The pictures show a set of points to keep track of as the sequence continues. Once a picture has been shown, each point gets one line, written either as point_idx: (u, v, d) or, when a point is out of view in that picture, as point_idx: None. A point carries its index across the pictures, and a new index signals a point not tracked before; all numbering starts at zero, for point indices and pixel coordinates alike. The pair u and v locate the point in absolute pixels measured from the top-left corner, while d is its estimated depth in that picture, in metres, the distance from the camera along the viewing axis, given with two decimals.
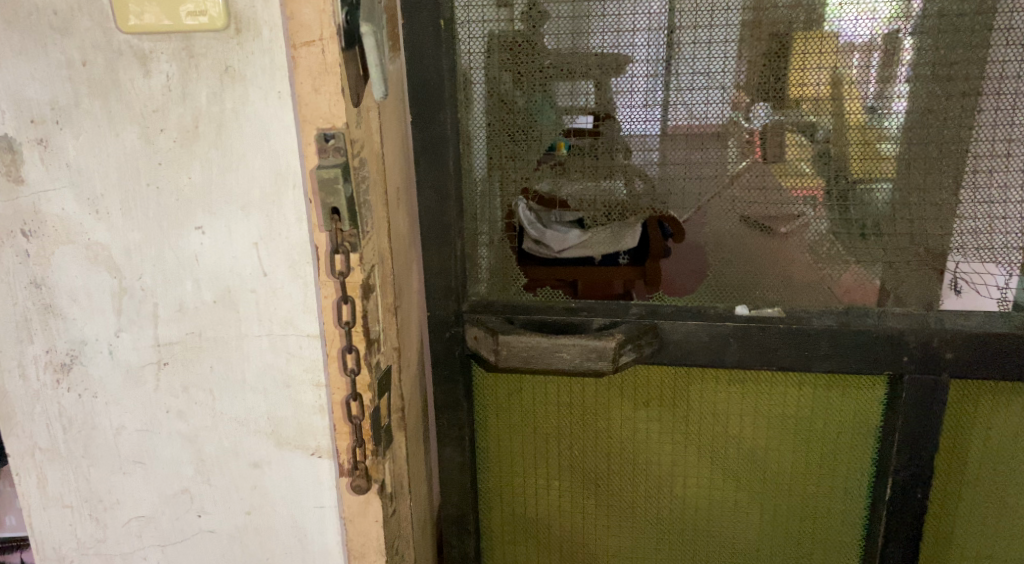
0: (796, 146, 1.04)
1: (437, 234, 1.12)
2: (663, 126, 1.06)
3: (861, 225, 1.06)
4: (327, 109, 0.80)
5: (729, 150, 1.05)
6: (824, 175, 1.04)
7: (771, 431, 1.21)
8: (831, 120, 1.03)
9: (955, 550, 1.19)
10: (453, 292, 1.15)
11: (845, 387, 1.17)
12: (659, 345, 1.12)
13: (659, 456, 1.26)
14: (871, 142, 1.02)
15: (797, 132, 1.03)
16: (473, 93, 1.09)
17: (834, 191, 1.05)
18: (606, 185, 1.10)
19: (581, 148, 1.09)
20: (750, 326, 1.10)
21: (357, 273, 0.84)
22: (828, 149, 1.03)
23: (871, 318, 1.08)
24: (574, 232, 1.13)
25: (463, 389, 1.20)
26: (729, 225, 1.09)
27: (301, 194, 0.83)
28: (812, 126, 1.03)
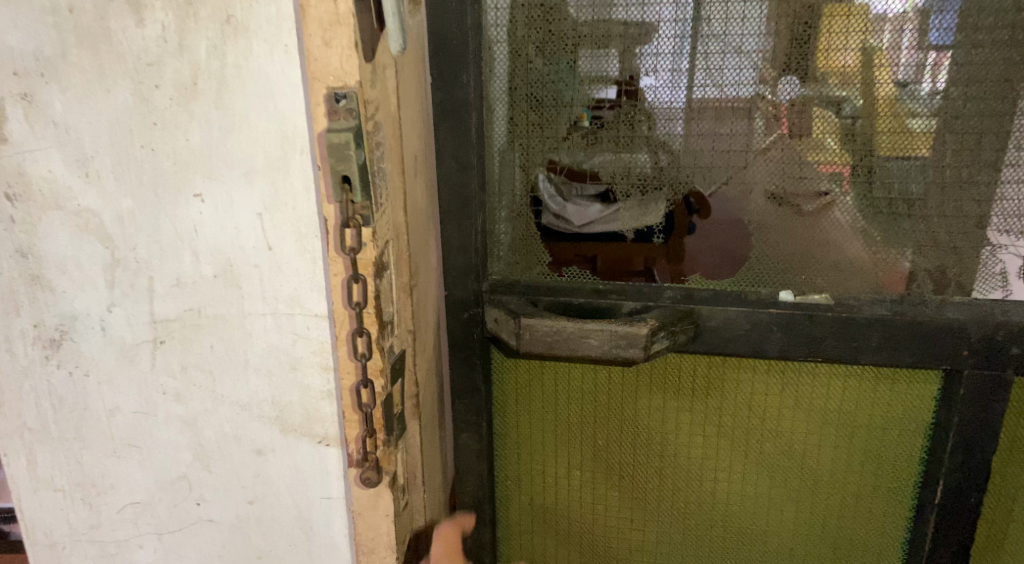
0: (824, 122, 0.96)
1: (458, 208, 1.03)
2: (687, 98, 0.99)
3: (898, 207, 0.98)
4: (338, 65, 0.72)
5: (755, 123, 0.97)
6: (853, 152, 0.96)
7: (811, 426, 1.14)
8: (858, 94, 0.94)
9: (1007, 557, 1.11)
10: (473, 270, 1.07)
11: (895, 382, 1.07)
12: (694, 332, 1.04)
13: (688, 448, 1.19)
14: (900, 118, 0.94)
15: (824, 106, 0.95)
16: (498, 55, 1.01)
17: (860, 168, 0.97)
18: (632, 158, 1.01)
19: (613, 117, 1.01)
20: (796, 314, 1.01)
21: (369, 250, 0.77)
22: (855, 124, 0.95)
23: (929, 308, 0.98)
24: (597, 207, 1.04)
25: (481, 373, 1.13)
26: (763, 204, 1.01)
27: (309, 160, 0.75)
28: (840, 101, 0.95)
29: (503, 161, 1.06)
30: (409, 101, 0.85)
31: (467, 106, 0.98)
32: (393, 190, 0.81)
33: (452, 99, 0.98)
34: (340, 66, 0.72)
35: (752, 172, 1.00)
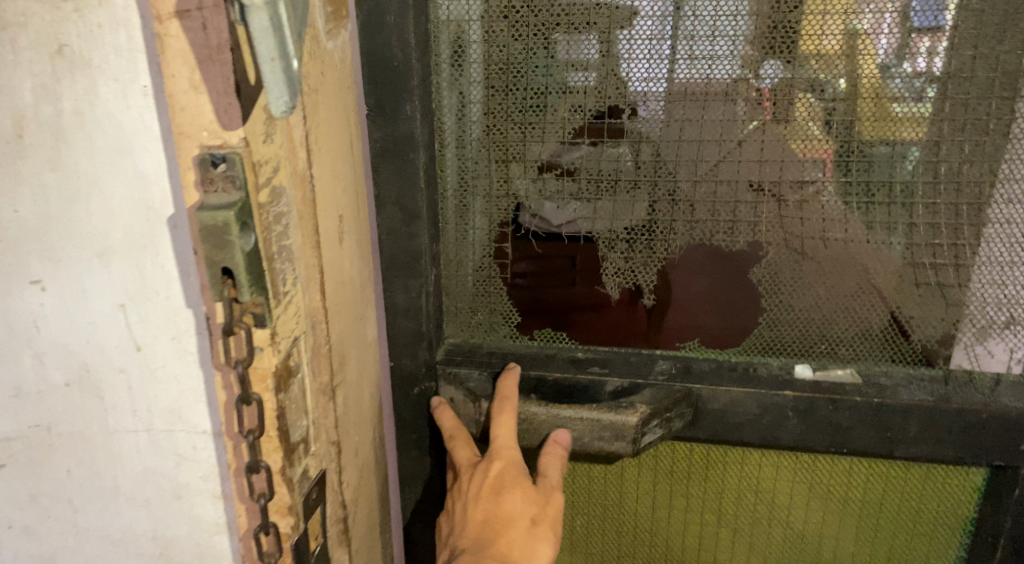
0: (806, 107, 0.79)
1: (403, 264, 0.83)
2: (669, 82, 0.81)
3: (941, 272, 0.81)
4: (212, 117, 0.55)
5: (737, 108, 0.80)
6: (838, 137, 0.79)
7: (827, 517, 0.97)
8: (842, 77, 0.78)
9: None
10: (424, 338, 0.87)
11: (929, 471, 0.91)
12: (694, 416, 0.85)
13: (683, 541, 1.01)
14: (882, 103, 0.78)
15: (808, 92, 0.79)
16: (466, 46, 0.82)
17: (846, 156, 0.80)
18: (611, 151, 0.84)
19: (598, 118, 0.83)
20: (819, 397, 0.82)
21: (269, 359, 0.59)
22: (839, 108, 0.79)
23: (981, 394, 0.81)
24: (572, 204, 0.86)
25: (436, 461, 0.92)
26: (757, 199, 0.83)
27: (179, 283, 0.74)
28: (822, 83, 0.78)
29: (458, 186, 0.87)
30: (331, 143, 0.67)
31: (413, 142, 0.77)
32: (304, 268, 0.63)
33: (392, 135, 0.77)
34: (216, 116, 0.55)
35: (760, 209, 0.83)
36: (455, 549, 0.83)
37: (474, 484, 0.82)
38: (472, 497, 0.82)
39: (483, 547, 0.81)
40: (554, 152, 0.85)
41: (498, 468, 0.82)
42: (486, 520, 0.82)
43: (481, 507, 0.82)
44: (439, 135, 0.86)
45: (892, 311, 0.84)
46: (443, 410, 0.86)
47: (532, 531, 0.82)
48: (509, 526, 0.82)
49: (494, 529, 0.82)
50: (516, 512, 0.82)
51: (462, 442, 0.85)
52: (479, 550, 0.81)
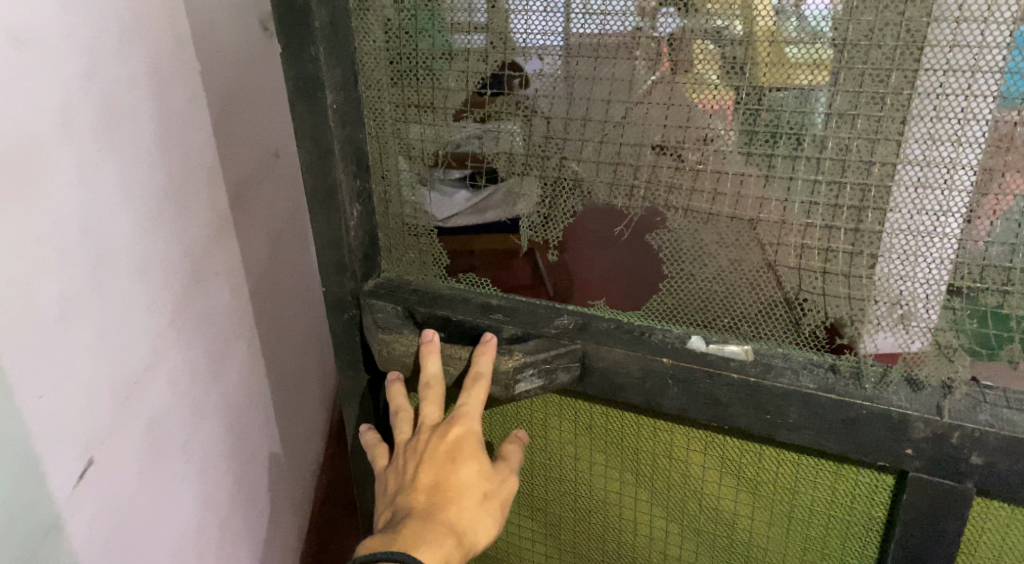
0: (706, 59, 0.72)
1: (322, 198, 0.90)
2: (566, 35, 0.77)
3: (806, 257, 0.75)
4: None
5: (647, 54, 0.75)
6: (738, 87, 0.72)
7: (742, 495, 0.94)
8: (740, 21, 0.70)
9: None
10: (346, 268, 0.94)
11: (839, 469, 0.86)
12: (581, 373, 0.86)
13: (604, 493, 1.03)
14: (781, 54, 0.70)
15: (708, 40, 0.72)
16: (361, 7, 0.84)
17: (745, 109, 0.72)
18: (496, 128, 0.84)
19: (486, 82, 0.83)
20: (696, 370, 0.81)
21: None
22: (739, 56, 0.71)
23: (866, 388, 0.76)
24: (461, 194, 0.90)
25: (368, 380, 1.00)
26: (653, 172, 0.79)
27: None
28: (720, 28, 0.71)
29: (379, 118, 0.90)
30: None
31: (320, 82, 0.83)
32: None
33: (302, 75, 0.83)
34: None
35: (622, 172, 0.80)
36: (399, 509, 0.84)
37: (431, 445, 0.85)
38: (426, 458, 0.85)
39: (433, 512, 0.83)
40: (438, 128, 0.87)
41: (458, 434, 0.85)
42: (439, 485, 0.84)
43: (429, 471, 0.84)
44: (363, 60, 0.87)
45: (767, 293, 0.79)
46: (429, 359, 0.87)
47: (480, 507, 0.85)
48: (460, 495, 0.84)
49: (442, 496, 0.84)
50: (468, 481, 0.85)
51: (434, 394, 0.87)
52: (427, 513, 0.83)
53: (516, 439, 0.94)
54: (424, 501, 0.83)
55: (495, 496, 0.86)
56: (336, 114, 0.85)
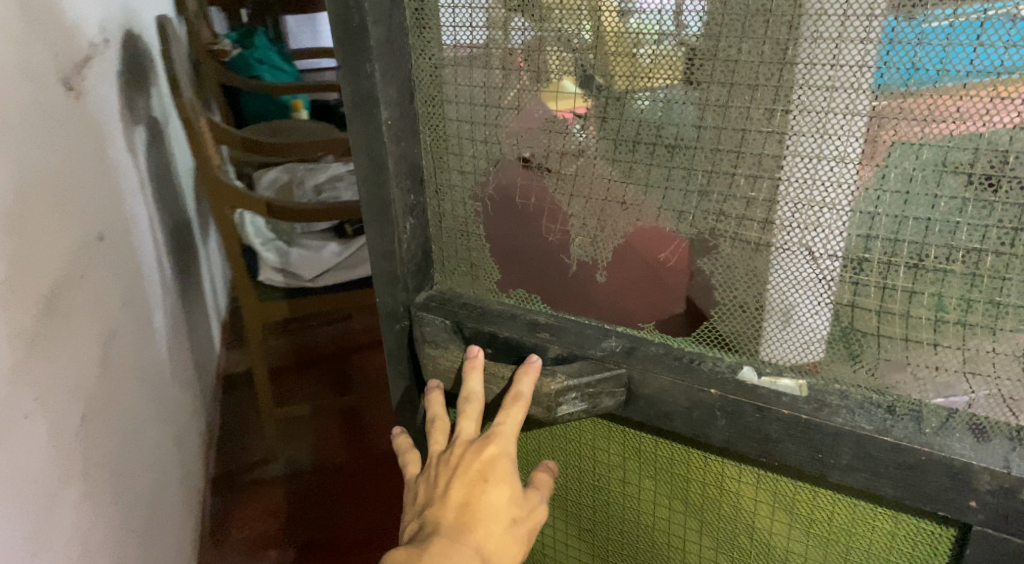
0: (558, 64, 0.79)
1: (376, 211, 0.91)
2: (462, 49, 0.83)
3: (861, 293, 0.72)
4: None
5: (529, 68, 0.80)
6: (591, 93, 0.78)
7: (795, 532, 0.90)
8: (587, 24, 0.76)
9: None
10: (399, 280, 0.94)
11: (898, 514, 0.81)
12: (626, 397, 0.84)
13: (651, 518, 1.01)
14: (625, 56, 0.75)
15: (558, 47, 0.78)
16: (425, 19, 0.84)
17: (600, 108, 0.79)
18: (461, 149, 0.89)
19: (435, 102, 0.88)
20: (743, 402, 0.78)
21: None
22: (589, 60, 0.77)
23: (927, 434, 0.71)
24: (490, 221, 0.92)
25: (417, 391, 1.01)
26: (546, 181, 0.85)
27: None
28: (569, 34, 0.77)
29: (434, 134, 0.90)
30: None
31: (375, 98, 0.84)
32: None
33: (359, 91, 0.84)
34: None
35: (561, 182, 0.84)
36: (425, 523, 0.83)
37: (465, 461, 0.84)
38: (458, 474, 0.83)
39: (460, 531, 0.81)
40: (436, 153, 0.91)
41: (493, 453, 0.83)
42: (468, 503, 0.82)
43: (461, 487, 0.83)
44: (421, 76, 0.87)
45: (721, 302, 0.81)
46: (471, 377, 0.87)
47: (509, 532, 0.83)
48: (489, 517, 0.83)
49: (470, 515, 0.82)
50: (498, 503, 0.83)
51: (473, 408, 0.86)
52: (453, 532, 0.81)
53: (546, 469, 0.93)
54: (452, 518, 0.82)
55: (524, 525, 0.85)
56: (391, 130, 0.86)
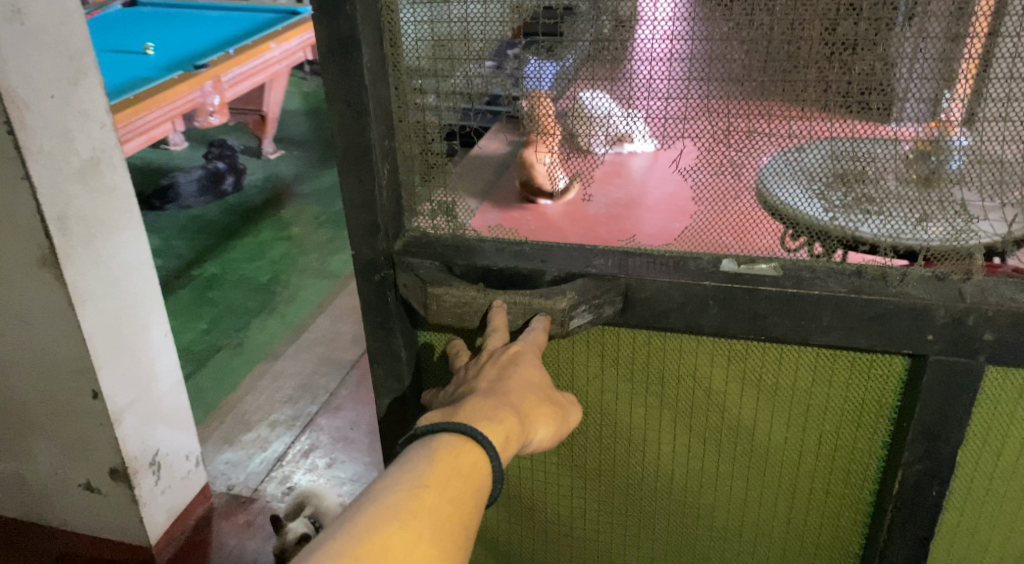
0: (426, 49, 0.90)
1: (355, 159, 0.90)
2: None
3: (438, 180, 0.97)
4: None
5: (441, 39, 0.89)
6: (454, 75, 0.91)
7: (763, 404, 1.04)
8: (443, 19, 0.88)
9: (961, 533, 1.04)
10: (380, 229, 0.95)
11: (854, 363, 0.97)
12: (624, 304, 0.92)
13: (629, 421, 1.10)
14: (482, 42, 0.88)
15: (423, 37, 0.90)
16: None
17: (472, 90, 0.91)
18: (448, 92, 0.92)
19: (422, 46, 0.90)
20: (736, 288, 0.88)
21: None
22: (453, 49, 0.89)
23: (891, 287, 0.85)
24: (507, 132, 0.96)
25: (400, 336, 1.03)
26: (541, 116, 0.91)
27: None
28: (429, 24, 0.89)
29: (410, 74, 0.91)
30: None
31: (356, 41, 0.83)
32: None
33: (336, 35, 0.83)
34: None
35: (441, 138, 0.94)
36: (463, 393, 0.88)
37: (491, 355, 0.89)
38: (487, 361, 0.89)
39: (496, 391, 0.86)
40: (425, 99, 0.93)
41: (517, 349, 0.89)
42: (505, 380, 0.87)
43: (491, 369, 0.88)
44: (389, 17, 0.87)
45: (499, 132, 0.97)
46: (496, 314, 0.90)
47: (543, 404, 0.88)
48: (523, 386, 0.87)
49: (505, 385, 0.86)
50: (530, 383, 0.88)
51: (500, 336, 0.90)
52: (488, 390, 0.86)
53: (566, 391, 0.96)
54: (489, 388, 0.86)
55: (556, 404, 0.90)
56: (369, 74, 0.86)
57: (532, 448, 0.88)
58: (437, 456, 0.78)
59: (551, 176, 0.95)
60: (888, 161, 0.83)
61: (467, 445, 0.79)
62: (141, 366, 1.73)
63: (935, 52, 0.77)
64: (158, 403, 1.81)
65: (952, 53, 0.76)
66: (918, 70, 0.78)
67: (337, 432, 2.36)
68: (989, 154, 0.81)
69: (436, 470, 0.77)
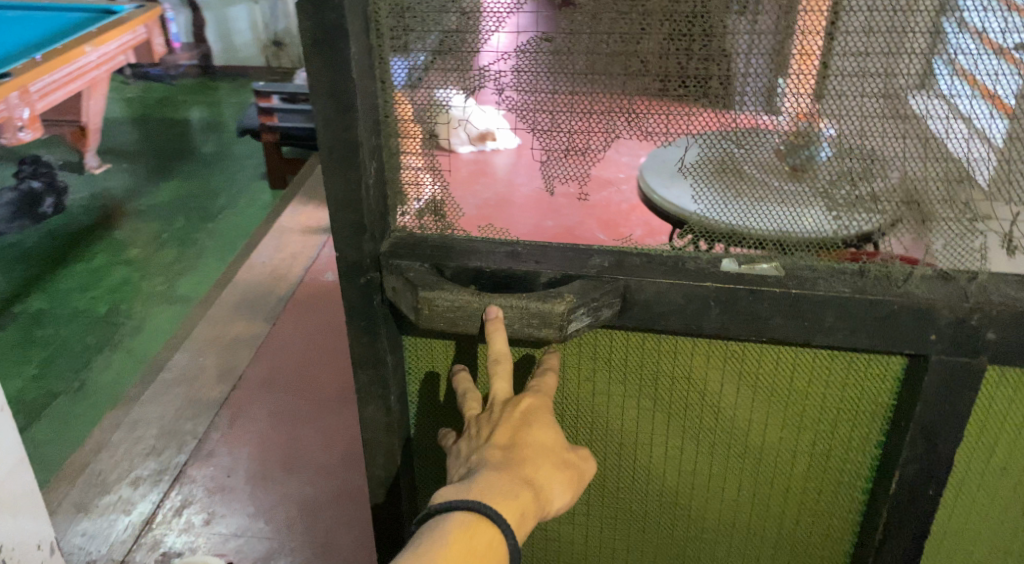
0: (417, 40, 0.86)
1: (341, 157, 0.86)
2: None
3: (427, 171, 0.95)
4: None
5: (432, 34, 0.86)
6: (450, 69, 0.87)
7: (758, 403, 1.02)
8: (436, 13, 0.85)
9: (956, 527, 1.04)
10: (366, 230, 0.91)
11: (852, 362, 0.95)
12: (622, 306, 0.89)
13: (620, 423, 1.07)
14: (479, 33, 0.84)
15: (416, 30, 0.86)
16: None
17: (468, 87, 0.87)
18: (441, 92, 0.89)
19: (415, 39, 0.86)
20: (738, 288, 0.86)
21: None
22: (447, 40, 0.86)
23: (896, 286, 0.84)
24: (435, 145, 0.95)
25: (386, 340, 0.99)
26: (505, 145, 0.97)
27: None
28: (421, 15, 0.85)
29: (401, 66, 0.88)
30: None
31: (343, 32, 0.79)
32: None
33: (322, 26, 0.79)
34: None
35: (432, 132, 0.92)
36: (478, 458, 0.90)
37: (506, 416, 0.91)
38: (502, 421, 0.91)
39: (514, 464, 0.88)
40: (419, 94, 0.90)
41: (530, 405, 0.92)
42: (517, 448, 0.89)
43: (506, 431, 0.90)
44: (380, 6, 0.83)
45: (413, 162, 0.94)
46: (495, 330, 0.86)
47: (560, 470, 0.91)
48: (539, 455, 0.90)
49: (521, 453, 0.89)
50: (542, 447, 0.90)
51: (505, 366, 0.90)
52: (506, 464, 0.88)
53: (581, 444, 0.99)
54: (501, 458, 0.89)
55: (574, 469, 0.93)
56: (357, 67, 0.82)
57: (548, 515, 0.91)
58: (450, 536, 0.82)
59: (436, 185, 0.96)
60: (760, 152, 0.86)
61: (483, 524, 0.83)
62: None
63: (770, 37, 0.79)
64: None
65: (785, 34, 0.79)
66: (755, 56, 0.80)
67: (211, 482, 2.56)
68: (855, 143, 0.84)
69: (450, 552, 0.81)
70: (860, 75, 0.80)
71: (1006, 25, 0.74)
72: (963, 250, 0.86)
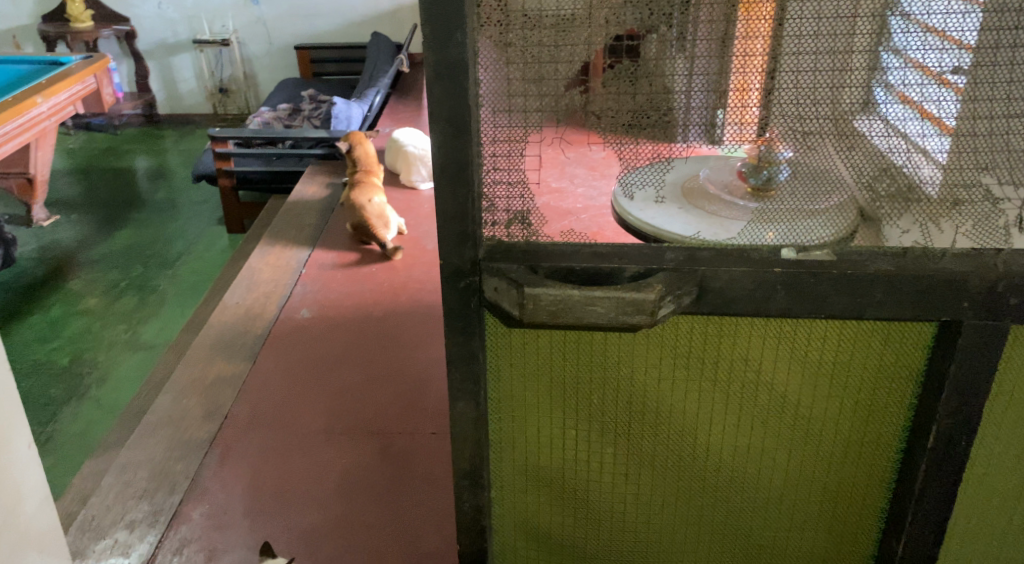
0: (515, 74, 0.99)
1: (453, 174, 0.97)
2: (523, 28, 0.97)
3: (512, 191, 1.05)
4: None
5: (529, 68, 0.99)
6: (544, 98, 1.00)
7: (805, 379, 1.15)
8: (534, 51, 0.98)
9: (983, 480, 1.19)
10: (469, 238, 1.01)
11: (890, 335, 1.09)
12: (699, 294, 1.02)
13: (679, 405, 1.19)
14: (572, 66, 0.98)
15: (514, 66, 0.99)
16: None
17: (560, 114, 1.01)
18: (535, 119, 1.01)
19: (514, 74, 0.99)
20: (801, 272, 1.00)
21: None
22: (542, 73, 0.99)
23: (933, 263, 0.99)
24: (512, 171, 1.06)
25: (479, 340, 1.09)
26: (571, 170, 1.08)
27: None
28: (520, 52, 0.98)
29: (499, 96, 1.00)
30: None
31: (463, 64, 0.91)
32: None
33: (445, 60, 0.91)
34: None
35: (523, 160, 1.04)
36: None
37: None
38: None
39: None
40: (513, 124, 1.02)
41: None
42: None
43: None
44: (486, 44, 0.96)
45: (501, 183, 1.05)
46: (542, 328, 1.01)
47: None
48: None
49: None
50: None
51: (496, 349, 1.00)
52: None
53: None
54: None
55: None
56: (472, 95, 0.94)
57: None
58: None
59: (525, 199, 1.06)
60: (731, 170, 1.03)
61: None
62: (7, 488, 1.77)
63: (710, 78, 0.97)
64: (28, 529, 1.83)
65: (725, 78, 0.96)
66: (699, 93, 0.97)
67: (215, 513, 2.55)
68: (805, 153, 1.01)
69: None
70: (799, 97, 0.97)
71: (911, 42, 0.91)
72: (988, 229, 1.01)
